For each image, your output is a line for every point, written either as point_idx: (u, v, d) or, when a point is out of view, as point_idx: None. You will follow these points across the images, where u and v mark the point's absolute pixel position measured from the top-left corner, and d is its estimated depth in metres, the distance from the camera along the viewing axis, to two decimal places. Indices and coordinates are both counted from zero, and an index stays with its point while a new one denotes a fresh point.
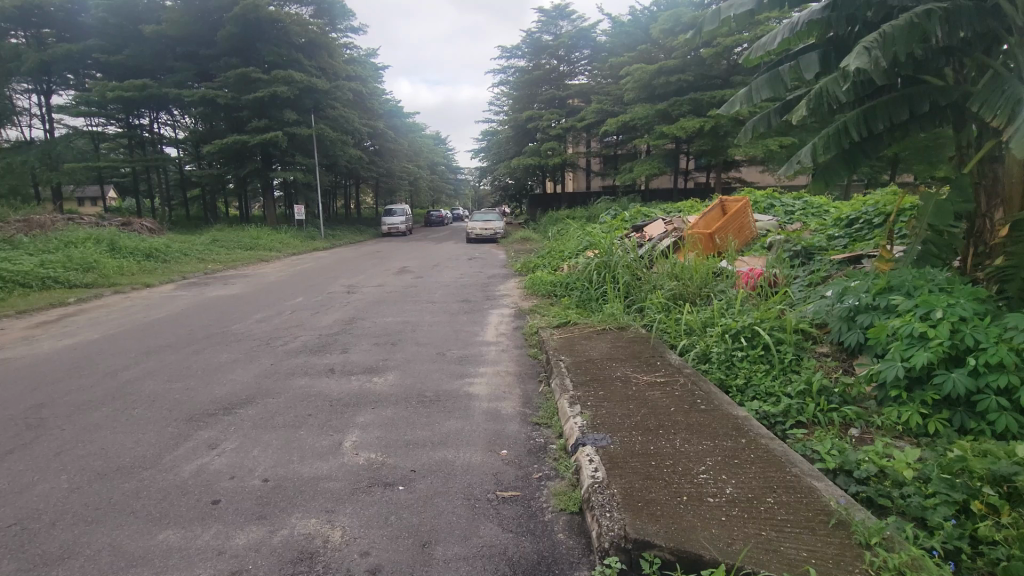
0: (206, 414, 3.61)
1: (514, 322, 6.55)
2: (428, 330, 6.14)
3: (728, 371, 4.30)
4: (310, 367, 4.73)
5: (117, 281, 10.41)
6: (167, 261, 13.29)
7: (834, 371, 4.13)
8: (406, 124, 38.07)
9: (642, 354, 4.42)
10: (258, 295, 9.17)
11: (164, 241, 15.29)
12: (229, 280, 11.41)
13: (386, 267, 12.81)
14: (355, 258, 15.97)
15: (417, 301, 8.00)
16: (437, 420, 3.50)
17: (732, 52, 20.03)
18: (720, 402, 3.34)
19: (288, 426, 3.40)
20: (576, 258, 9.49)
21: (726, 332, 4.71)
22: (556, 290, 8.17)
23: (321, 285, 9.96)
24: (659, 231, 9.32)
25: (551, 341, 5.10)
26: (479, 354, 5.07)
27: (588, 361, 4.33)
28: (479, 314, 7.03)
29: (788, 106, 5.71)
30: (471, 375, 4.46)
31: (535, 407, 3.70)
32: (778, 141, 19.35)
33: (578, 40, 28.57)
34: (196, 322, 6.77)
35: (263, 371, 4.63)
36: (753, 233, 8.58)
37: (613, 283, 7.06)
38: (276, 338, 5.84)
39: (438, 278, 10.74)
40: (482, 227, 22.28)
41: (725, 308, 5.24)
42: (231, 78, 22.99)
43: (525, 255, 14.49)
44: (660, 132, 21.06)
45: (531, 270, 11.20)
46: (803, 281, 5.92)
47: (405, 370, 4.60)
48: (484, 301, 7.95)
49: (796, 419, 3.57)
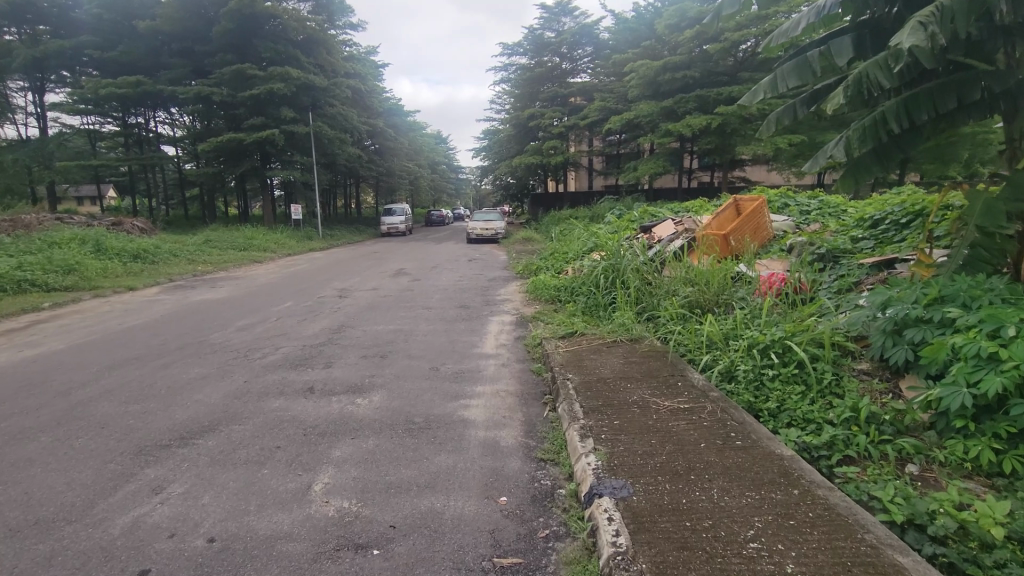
0: (159, 446, 3.12)
1: (515, 331, 6.05)
2: (422, 340, 5.66)
3: (757, 393, 3.80)
4: (287, 386, 4.24)
5: (99, 284, 9.96)
6: (155, 262, 12.83)
7: (880, 393, 3.63)
8: (406, 122, 37.54)
9: (659, 373, 3.89)
10: (244, 300, 8.69)
11: (154, 241, 14.84)
12: (217, 283, 10.92)
13: (382, 269, 12.33)
14: (351, 259, 15.48)
15: (412, 307, 7.53)
16: (426, 454, 3.00)
17: (739, 47, 19.50)
18: (759, 436, 2.83)
19: (250, 463, 2.90)
20: (581, 260, 8.99)
21: (753, 346, 4.21)
22: (560, 295, 7.67)
23: (312, 289, 9.48)
24: (669, 232, 8.82)
25: (556, 355, 4.58)
26: (478, 369, 4.57)
27: (599, 381, 3.81)
28: (477, 322, 6.54)
29: (816, 96, 5.22)
30: (467, 397, 3.95)
31: (539, 438, 3.19)
32: (787, 139, 18.79)
33: (580, 36, 28.03)
34: (172, 331, 6.28)
35: (234, 389, 4.15)
36: (769, 234, 8.07)
37: (623, 288, 6.58)
38: (256, 350, 5.36)
39: (435, 280, 10.24)
40: (482, 227, 21.78)
41: (749, 319, 4.73)
42: (227, 75, 22.47)
43: (526, 256, 14.01)
44: (665, 129, 20.54)
45: (533, 273, 10.70)
46: (831, 287, 5.41)
47: (393, 390, 4.10)
48: (483, 307, 7.46)
49: (842, 454, 3.08)
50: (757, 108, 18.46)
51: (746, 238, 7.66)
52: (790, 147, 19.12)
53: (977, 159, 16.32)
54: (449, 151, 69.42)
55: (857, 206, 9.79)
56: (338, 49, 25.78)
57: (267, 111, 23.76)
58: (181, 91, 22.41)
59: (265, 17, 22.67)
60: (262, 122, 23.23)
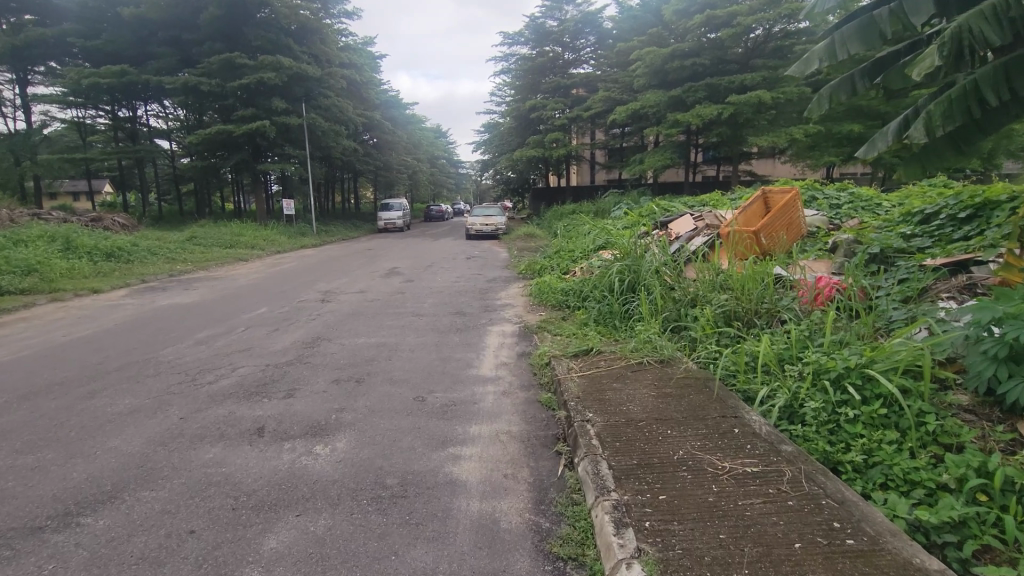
0: (26, 533, 2.24)
1: (518, 345, 5.18)
2: (408, 358, 4.79)
3: (832, 439, 2.94)
4: (230, 425, 3.35)
5: (60, 285, 9.06)
6: (131, 261, 11.95)
7: (1001, 445, 2.75)
8: (404, 115, 36.57)
9: (707, 414, 2.98)
10: (217, 304, 7.82)
11: (133, 238, 13.97)
12: (194, 284, 10.03)
13: (374, 268, 11.49)
14: (341, 258, 14.58)
15: (401, 314, 6.65)
16: (396, 547, 2.12)
17: (750, 33, 18.54)
18: (875, 530, 1.94)
19: (142, 566, 2.03)
20: (590, 260, 8.12)
21: (819, 374, 3.33)
22: (567, 299, 6.82)
23: (292, 292, 8.58)
24: (688, 228, 7.95)
25: (571, 384, 3.68)
26: (473, 401, 3.70)
27: (629, 425, 2.91)
28: (474, 333, 5.64)
29: (880, 65, 4.37)
30: (459, 442, 3.07)
31: (555, 517, 2.31)
32: (802, 130, 17.88)
33: (583, 25, 27.08)
34: (118, 345, 5.40)
35: (163, 431, 3.26)
36: (803, 230, 7.18)
37: (642, 294, 5.71)
38: (207, 371, 4.47)
39: (429, 282, 9.35)
40: (482, 223, 20.93)
41: (806, 337, 3.87)
42: (215, 64, 21.47)
43: (528, 254, 13.12)
44: (673, 120, 19.61)
45: (537, 273, 9.80)
46: (895, 295, 4.52)
47: (365, 432, 3.23)
48: (481, 314, 6.60)
49: (979, 543, 2.20)
50: (772, 97, 17.52)
51: (776, 235, 6.82)
52: (804, 139, 18.20)
53: (1002, 151, 15.45)
54: (449, 145, 68.52)
55: (893, 200, 8.93)
56: (332, 38, 24.81)
57: (258, 102, 22.79)
58: (167, 81, 21.43)
59: (255, 4, 21.67)
60: (253, 114, 22.25)
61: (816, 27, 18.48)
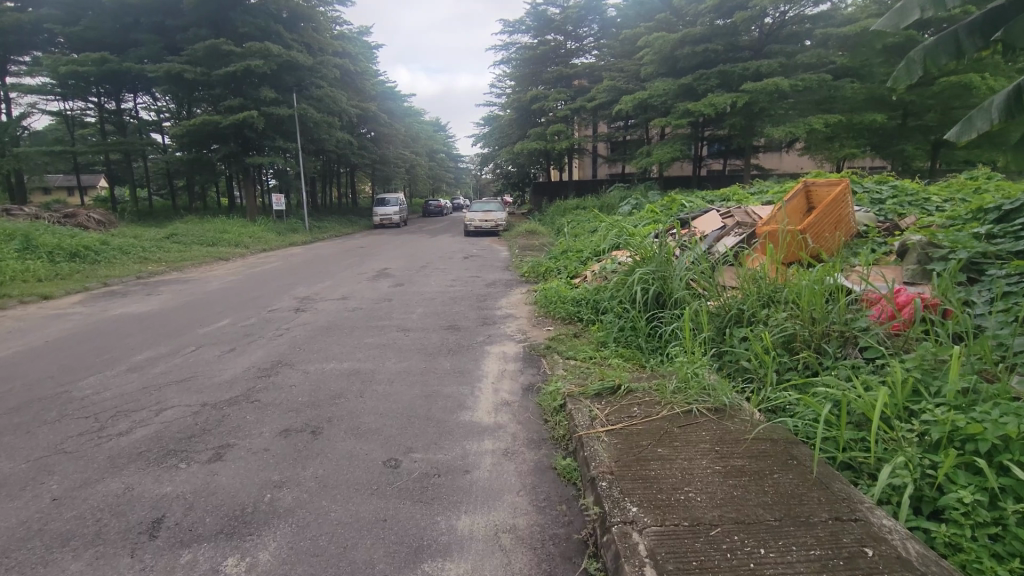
0: None
1: (524, 374, 4.18)
2: (385, 394, 3.80)
3: (1001, 558, 1.94)
4: (116, 515, 2.34)
5: (7, 290, 8.07)
6: (97, 262, 10.96)
7: None
8: (401, 107, 35.51)
9: (811, 516, 2.00)
10: (178, 313, 6.83)
11: (105, 236, 12.98)
12: (161, 289, 9.05)
13: (361, 270, 10.47)
14: (330, 257, 13.58)
15: (384, 329, 5.65)
16: None
17: (764, 17, 17.56)
18: None
19: None
20: (603, 263, 7.14)
21: (958, 444, 2.31)
22: (580, 311, 5.82)
23: (266, 299, 7.59)
24: (715, 226, 6.94)
25: (598, 445, 2.67)
26: (464, 471, 2.69)
27: (697, 537, 1.92)
28: (468, 356, 4.65)
29: (994, 17, 3.78)
30: (440, 556, 2.06)
31: None
32: (822, 119, 16.86)
33: (586, 12, 26.07)
34: (32, 373, 4.39)
35: (13, 529, 2.25)
36: (852, 229, 6.19)
37: (673, 311, 4.71)
38: (122, 415, 3.47)
39: (421, 286, 8.37)
40: (482, 219, 19.94)
41: (915, 377, 2.85)
42: (200, 51, 20.38)
43: (530, 254, 12.13)
44: (683, 109, 18.62)
45: (541, 276, 8.79)
46: (1008, 315, 3.50)
47: (308, 529, 2.23)
48: (478, 329, 5.63)
49: None
50: (789, 85, 16.48)
51: (823, 236, 5.89)
52: (823, 130, 17.19)
53: None
54: (448, 140, 67.50)
55: (943, 194, 7.96)
56: (325, 26, 23.82)
57: (246, 92, 21.77)
58: (150, 69, 20.37)
59: None
60: (241, 104, 21.17)
61: (835, 12, 17.47)
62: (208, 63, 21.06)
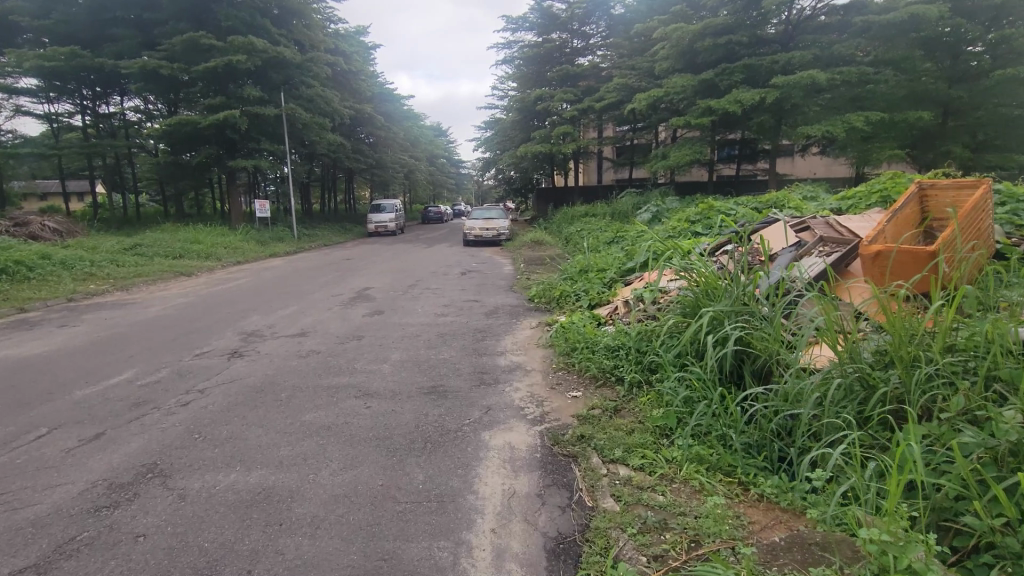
0: None
1: (549, 505, 2.47)
2: (298, 568, 2.04)
3: None
4: None
5: None
6: (27, 281, 9.27)
7: None
8: (399, 110, 33.86)
9: None
10: (76, 357, 5.11)
11: (51, 248, 11.28)
12: (85, 316, 7.34)
13: (337, 291, 8.72)
14: (309, 272, 11.84)
15: (337, 396, 3.89)
16: None
17: (795, 4, 15.77)
18: None
19: None
20: (640, 288, 5.44)
21: None
22: (617, 364, 4.13)
23: (200, 335, 5.85)
24: (788, 241, 5.25)
25: None
26: None
27: None
28: (453, 457, 2.92)
29: None
30: None
31: None
32: (860, 117, 15.14)
33: (593, 9, 24.40)
34: None
35: None
36: (988, 245, 4.43)
37: (780, 383, 3.00)
38: None
39: (404, 316, 6.65)
40: (482, 227, 18.21)
41: None
42: (178, 45, 18.78)
43: (538, 270, 10.39)
44: (704, 107, 16.91)
45: (555, 301, 7.08)
46: None
47: None
48: (473, 393, 3.91)
49: None
50: (825, 78, 14.78)
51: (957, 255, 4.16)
52: (863, 129, 15.44)
53: None
54: (450, 144, 65.78)
55: None
56: (317, 22, 22.24)
57: (228, 89, 20.11)
58: (123, 64, 18.80)
59: None
60: (223, 103, 19.55)
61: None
62: (187, 59, 19.44)
